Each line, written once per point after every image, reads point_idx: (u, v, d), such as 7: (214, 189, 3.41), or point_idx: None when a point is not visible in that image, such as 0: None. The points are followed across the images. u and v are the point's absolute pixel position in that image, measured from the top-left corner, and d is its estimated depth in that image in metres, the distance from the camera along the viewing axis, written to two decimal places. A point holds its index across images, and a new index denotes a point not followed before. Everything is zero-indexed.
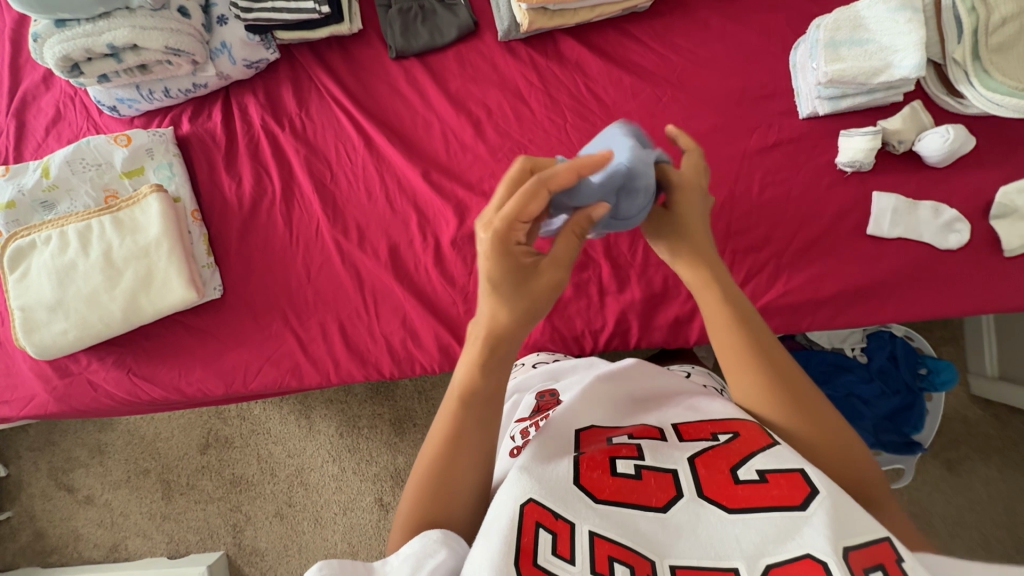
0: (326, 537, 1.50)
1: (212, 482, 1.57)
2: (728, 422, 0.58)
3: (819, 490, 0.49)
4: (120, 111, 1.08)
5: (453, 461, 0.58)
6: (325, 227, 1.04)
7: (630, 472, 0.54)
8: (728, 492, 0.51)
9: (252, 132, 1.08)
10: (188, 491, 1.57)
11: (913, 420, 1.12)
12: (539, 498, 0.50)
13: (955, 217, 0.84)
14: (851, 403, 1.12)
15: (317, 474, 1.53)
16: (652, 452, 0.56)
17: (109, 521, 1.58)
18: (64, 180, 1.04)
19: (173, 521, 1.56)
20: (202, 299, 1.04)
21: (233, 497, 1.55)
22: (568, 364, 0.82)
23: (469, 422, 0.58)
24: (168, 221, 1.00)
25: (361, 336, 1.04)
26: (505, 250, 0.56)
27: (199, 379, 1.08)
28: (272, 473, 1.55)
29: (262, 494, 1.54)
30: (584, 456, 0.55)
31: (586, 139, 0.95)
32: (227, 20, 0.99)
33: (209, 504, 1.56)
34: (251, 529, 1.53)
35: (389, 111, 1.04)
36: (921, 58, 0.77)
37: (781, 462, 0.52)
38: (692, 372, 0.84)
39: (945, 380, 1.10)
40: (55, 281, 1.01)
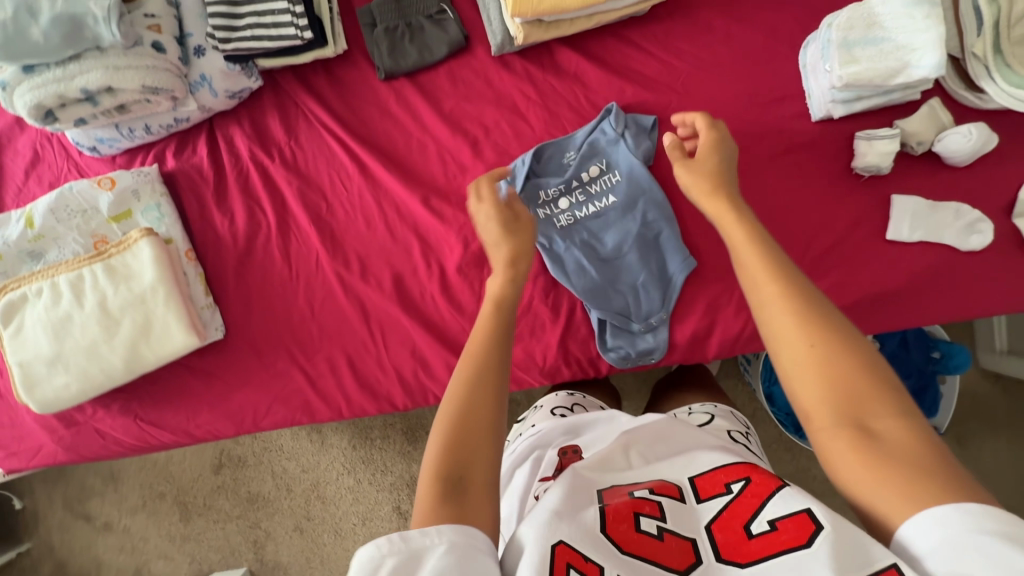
0: (347, 547, 1.50)
1: (229, 502, 1.56)
2: (737, 468, 0.57)
3: (824, 526, 0.47)
4: (100, 151, 1.04)
5: (472, 429, 0.56)
6: (325, 260, 1.01)
7: (651, 532, 0.52)
8: (742, 549, 0.49)
9: (241, 164, 1.03)
10: (206, 512, 1.57)
11: (926, 405, 1.16)
12: (569, 539, 0.50)
13: (977, 218, 0.82)
14: None
15: (333, 487, 1.52)
16: (673, 513, 0.53)
17: (130, 546, 1.58)
18: (50, 229, 1.00)
19: (194, 542, 1.56)
20: (204, 342, 1.01)
21: (250, 514, 1.55)
22: (589, 418, 0.82)
23: (483, 374, 0.59)
24: (162, 266, 0.97)
25: (370, 369, 1.02)
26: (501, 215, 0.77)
27: (209, 422, 1.07)
28: (288, 489, 1.54)
29: (280, 509, 1.54)
30: (609, 508, 0.54)
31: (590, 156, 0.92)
32: (204, 50, 0.93)
33: (228, 523, 1.56)
34: (272, 545, 1.53)
35: (381, 135, 0.99)
36: (941, 57, 0.71)
37: (790, 506, 0.50)
38: (715, 417, 0.81)
39: (959, 365, 1.10)
40: (51, 335, 0.97)
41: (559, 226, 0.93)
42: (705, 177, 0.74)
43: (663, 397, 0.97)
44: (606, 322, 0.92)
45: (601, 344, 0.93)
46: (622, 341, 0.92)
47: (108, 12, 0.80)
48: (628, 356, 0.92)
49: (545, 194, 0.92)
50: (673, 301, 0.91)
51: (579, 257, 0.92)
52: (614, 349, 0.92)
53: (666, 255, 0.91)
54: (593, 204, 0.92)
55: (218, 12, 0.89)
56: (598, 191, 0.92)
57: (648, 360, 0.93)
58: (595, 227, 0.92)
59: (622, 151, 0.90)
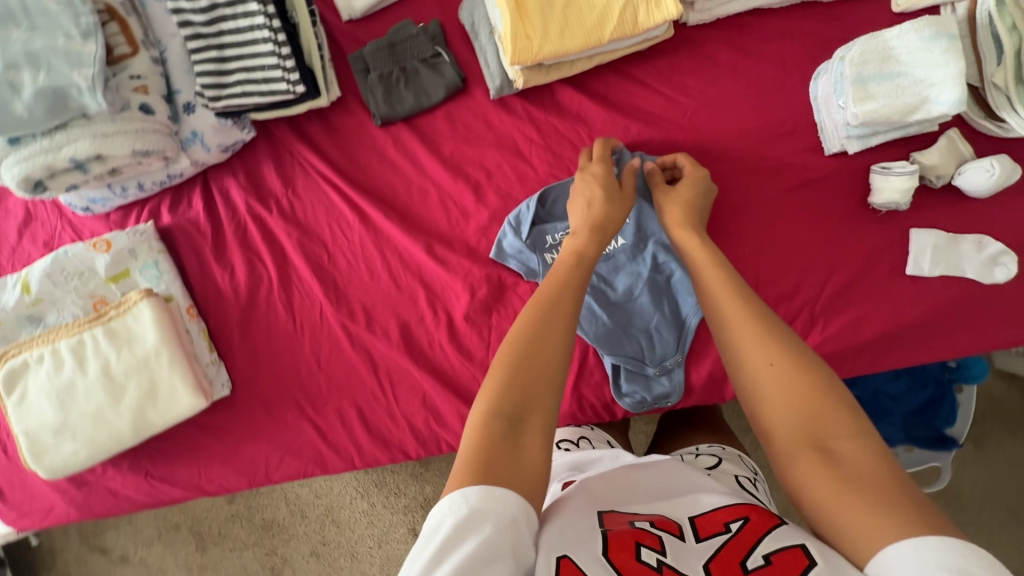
0: (364, 570, 1.50)
1: (244, 529, 1.56)
2: (736, 509, 0.54)
3: (818, 562, 0.45)
4: (93, 210, 1.02)
5: (528, 372, 0.57)
6: (329, 311, 0.99)
7: (650, 563, 0.48)
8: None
9: (238, 217, 1.01)
10: (221, 540, 1.56)
11: (943, 413, 1.13)
12: (573, 555, 0.48)
13: (1000, 251, 0.79)
14: (880, 400, 1.14)
15: (347, 512, 1.52)
16: (673, 548, 0.50)
17: None
18: (48, 293, 0.98)
19: (211, 571, 1.56)
20: (211, 400, 1.00)
21: (266, 541, 1.54)
22: (594, 455, 0.77)
23: (552, 323, 0.61)
24: (164, 327, 0.95)
25: (381, 420, 0.99)
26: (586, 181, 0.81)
27: (220, 477, 1.05)
28: (303, 515, 1.54)
29: (296, 535, 1.53)
30: (610, 535, 0.51)
31: None
32: (194, 107, 0.90)
33: (244, 550, 1.55)
34: (289, 571, 1.52)
35: (381, 182, 0.97)
36: (961, 93, 0.69)
37: (784, 540, 0.48)
38: (722, 461, 0.78)
39: (976, 374, 1.10)
40: (56, 403, 0.96)
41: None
42: (678, 209, 0.77)
43: (672, 436, 0.94)
44: (621, 366, 0.90)
45: (616, 389, 0.90)
46: (637, 385, 0.90)
47: (93, 83, 0.77)
48: (644, 401, 0.90)
49: (552, 239, 0.90)
50: (687, 343, 0.89)
51: (590, 302, 0.90)
52: (629, 395, 0.90)
53: (679, 298, 0.90)
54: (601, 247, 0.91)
55: (204, 69, 0.86)
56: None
57: (665, 404, 0.91)
58: (605, 270, 0.91)
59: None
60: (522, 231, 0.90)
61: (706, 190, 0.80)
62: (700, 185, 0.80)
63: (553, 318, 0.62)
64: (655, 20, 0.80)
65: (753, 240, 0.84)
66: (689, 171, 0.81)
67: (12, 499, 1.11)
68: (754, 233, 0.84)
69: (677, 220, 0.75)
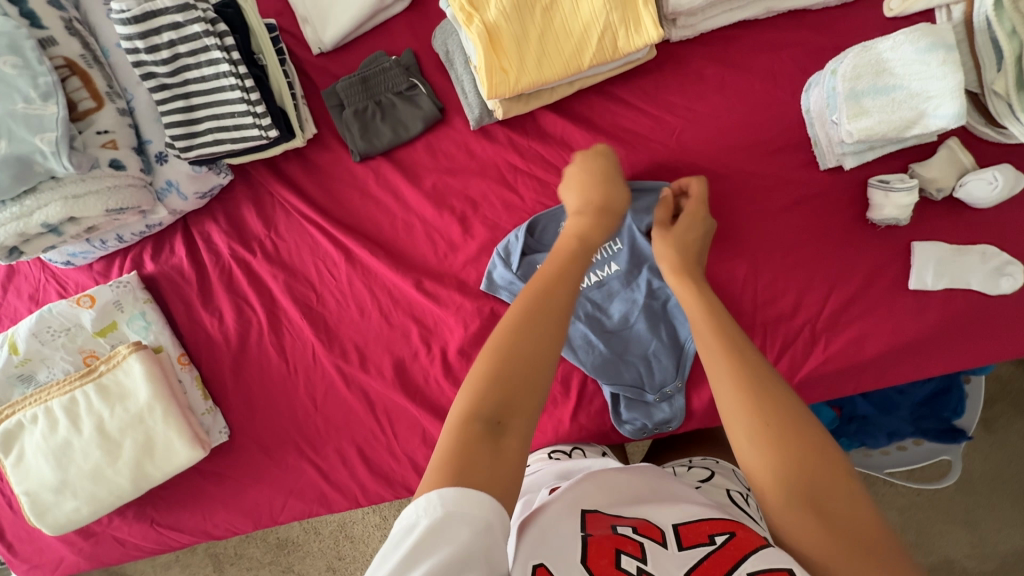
0: None
1: (259, 549, 1.57)
2: (722, 522, 0.54)
3: None
4: (75, 263, 1.00)
5: (511, 373, 0.54)
6: (322, 352, 0.97)
7: (631, 570, 0.49)
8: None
9: (222, 261, 0.99)
10: (237, 561, 1.58)
11: (952, 404, 1.12)
12: (550, 563, 0.50)
13: (1006, 261, 0.76)
14: (888, 394, 1.12)
15: (360, 527, 1.52)
16: (655, 554, 0.51)
17: None
18: (36, 352, 0.97)
19: None
20: (210, 448, 0.99)
21: (282, 559, 1.55)
22: (582, 463, 0.78)
23: (537, 318, 0.58)
24: (155, 380, 0.93)
25: (382, 458, 0.98)
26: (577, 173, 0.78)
27: (225, 521, 1.04)
28: (316, 531, 1.54)
29: (310, 552, 1.54)
30: (591, 541, 0.52)
31: None
32: (166, 156, 0.88)
33: (261, 570, 1.56)
34: None
35: (364, 218, 0.94)
36: (960, 107, 0.66)
37: (770, 562, 0.48)
38: (715, 474, 0.76)
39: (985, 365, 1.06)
40: (53, 463, 0.95)
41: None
42: (675, 254, 0.73)
43: (670, 442, 0.93)
44: (619, 394, 0.88)
45: (615, 416, 0.88)
46: (637, 412, 0.88)
47: (57, 147, 0.75)
48: (645, 428, 0.87)
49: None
50: (687, 367, 0.86)
51: (584, 329, 0.88)
52: (629, 422, 0.87)
53: (676, 322, 0.87)
54: (596, 271, 0.89)
55: (173, 120, 0.83)
56: (600, 259, 0.88)
57: (666, 429, 0.88)
58: (599, 296, 0.89)
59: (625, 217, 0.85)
60: (512, 259, 0.87)
61: (705, 229, 0.77)
62: (698, 229, 0.76)
63: (539, 315, 0.59)
64: (635, 45, 0.77)
65: (748, 261, 0.82)
66: (693, 210, 0.77)
67: (21, 553, 1.11)
68: (750, 254, 0.82)
69: (674, 270, 0.71)
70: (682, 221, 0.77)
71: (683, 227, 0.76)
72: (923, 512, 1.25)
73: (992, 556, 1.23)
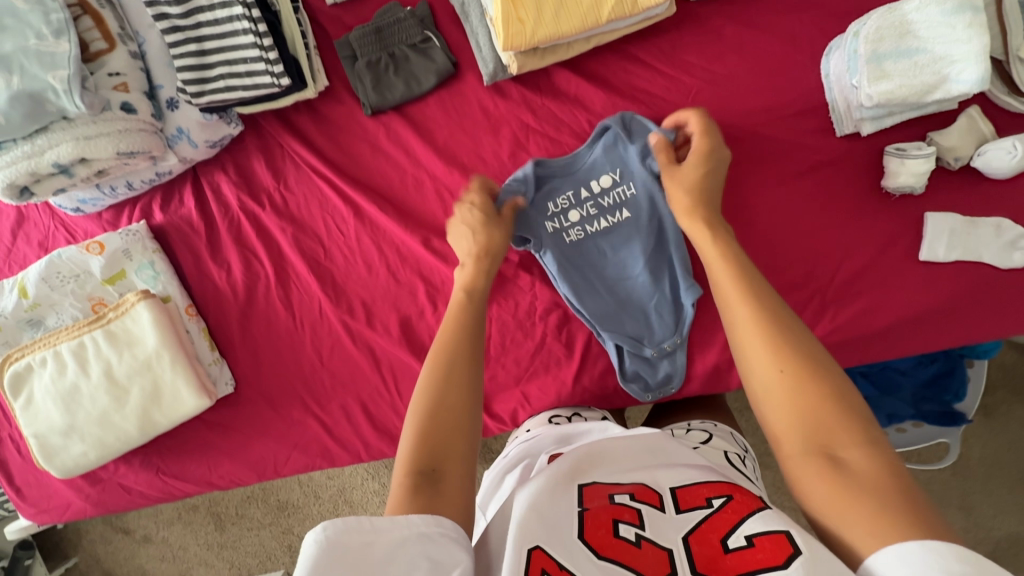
0: None
1: (260, 511, 1.60)
2: (719, 485, 0.56)
3: (801, 550, 0.45)
4: (84, 210, 1.00)
5: (440, 419, 0.59)
6: (328, 307, 0.98)
7: (629, 538, 0.51)
8: (718, 565, 0.47)
9: (230, 213, 0.99)
10: (239, 521, 1.62)
11: (954, 388, 1.11)
12: (546, 545, 0.49)
13: (1020, 235, 0.76)
14: (889, 375, 1.13)
15: (359, 493, 1.55)
16: (652, 521, 0.52)
17: (171, 556, 1.65)
18: (46, 297, 0.98)
19: (231, 549, 1.62)
20: (215, 399, 1.00)
21: (282, 521, 1.59)
22: (582, 426, 0.77)
23: (455, 366, 0.64)
24: (163, 329, 0.94)
25: (386, 415, 0.99)
26: (472, 225, 0.82)
27: (229, 472, 1.06)
28: (316, 496, 1.57)
29: (310, 515, 1.57)
30: (587, 514, 0.53)
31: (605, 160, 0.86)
32: (178, 102, 0.87)
33: (261, 530, 1.60)
34: None
35: (374, 173, 0.94)
36: (984, 72, 0.65)
37: (767, 525, 0.49)
38: (713, 436, 0.77)
39: (987, 349, 1.05)
40: (62, 407, 0.96)
41: (569, 240, 0.88)
42: (686, 195, 0.74)
43: (672, 405, 0.93)
44: (622, 348, 0.88)
45: (620, 371, 0.88)
46: (641, 367, 0.88)
47: (69, 85, 0.75)
48: (647, 386, 0.88)
49: (554, 207, 0.87)
50: (686, 326, 0.87)
51: (588, 273, 0.88)
52: (632, 379, 0.88)
53: (680, 278, 0.86)
54: (608, 217, 0.87)
55: (186, 64, 0.82)
56: (611, 204, 0.87)
57: (669, 389, 0.89)
58: (607, 243, 0.87)
59: (634, 158, 0.84)
60: (524, 196, 0.87)
61: (713, 168, 0.76)
62: (699, 167, 0.76)
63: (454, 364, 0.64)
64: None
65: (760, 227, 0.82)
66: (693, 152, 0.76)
67: (29, 498, 1.13)
68: (763, 219, 0.82)
69: (686, 209, 0.74)
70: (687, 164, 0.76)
71: (685, 170, 0.76)
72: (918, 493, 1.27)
73: (985, 540, 1.24)
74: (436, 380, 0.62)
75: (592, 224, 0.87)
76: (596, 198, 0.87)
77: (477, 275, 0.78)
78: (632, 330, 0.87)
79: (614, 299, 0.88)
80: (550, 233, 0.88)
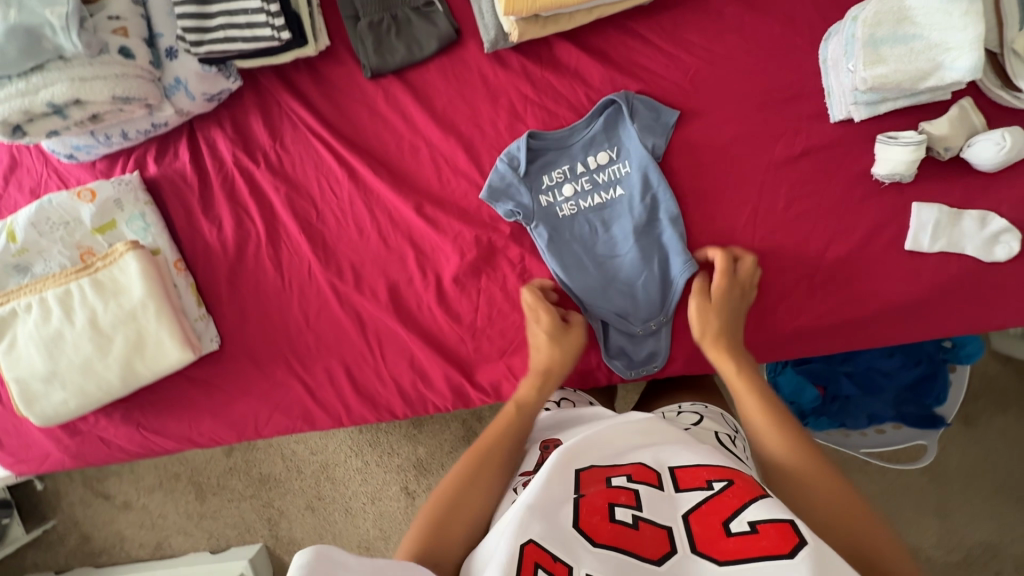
0: (358, 525, 1.54)
1: (241, 482, 1.60)
2: (723, 469, 0.56)
3: (806, 540, 0.46)
4: (78, 158, 0.99)
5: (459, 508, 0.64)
6: (318, 269, 0.98)
7: (626, 521, 0.52)
8: (718, 546, 0.49)
9: (225, 169, 0.99)
10: (220, 492, 1.62)
11: (935, 392, 1.13)
12: (539, 538, 0.50)
13: (1002, 228, 0.77)
14: (872, 376, 1.14)
15: (342, 469, 1.55)
16: (649, 502, 0.54)
17: (150, 522, 1.65)
18: (33, 243, 0.97)
19: (211, 519, 1.62)
20: (200, 354, 1.00)
21: (263, 494, 1.59)
22: (573, 414, 0.80)
23: (489, 461, 0.70)
24: (150, 280, 0.94)
25: (369, 379, 0.99)
26: (536, 342, 0.85)
27: (210, 430, 1.06)
28: (298, 470, 1.57)
29: (291, 489, 1.57)
30: (583, 500, 0.54)
31: (603, 134, 0.86)
32: (176, 52, 0.87)
33: (242, 502, 1.60)
34: (286, 522, 1.58)
35: (370, 136, 0.94)
36: (978, 60, 0.66)
37: (771, 512, 0.49)
38: (704, 418, 0.78)
39: (969, 354, 1.09)
40: (45, 352, 0.96)
41: (561, 215, 0.88)
42: (718, 321, 0.78)
43: (662, 389, 0.94)
44: (608, 325, 0.88)
45: (605, 346, 0.89)
46: (625, 344, 0.89)
47: (66, 23, 0.75)
48: (630, 363, 0.89)
49: (549, 180, 0.88)
50: (674, 304, 0.86)
51: (578, 249, 0.88)
52: (615, 356, 0.89)
53: (670, 256, 0.85)
54: (601, 193, 0.87)
55: (186, 13, 0.83)
56: (605, 180, 0.87)
57: (652, 367, 0.89)
58: (599, 219, 0.87)
59: (632, 135, 0.84)
60: (519, 167, 0.88)
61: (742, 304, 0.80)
62: (729, 304, 0.79)
63: (491, 473, 0.69)
64: None
65: (750, 209, 0.83)
66: (725, 285, 0.79)
67: (7, 447, 1.13)
68: (753, 201, 0.82)
69: (709, 336, 0.77)
70: (716, 295, 0.79)
71: (713, 307, 0.79)
72: (894, 495, 1.28)
73: (958, 546, 1.26)
74: (471, 472, 0.68)
75: (585, 199, 0.87)
76: (591, 173, 0.87)
77: (526, 389, 0.81)
78: (618, 306, 0.87)
79: (600, 276, 0.87)
80: (542, 206, 0.88)
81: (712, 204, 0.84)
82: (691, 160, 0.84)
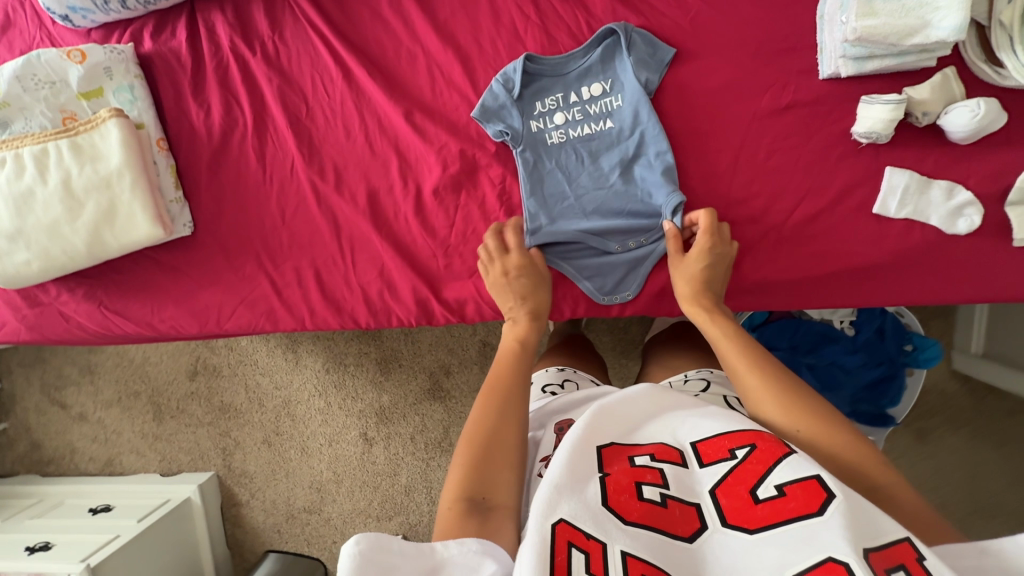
0: (312, 465, 1.53)
1: (201, 408, 1.59)
2: (743, 433, 0.55)
3: (835, 494, 0.47)
4: (74, 21, 0.98)
5: (496, 445, 0.64)
6: (300, 165, 0.97)
7: (655, 499, 0.52)
8: (748, 514, 0.48)
9: (220, 54, 0.98)
10: (178, 415, 1.60)
11: (891, 393, 1.11)
12: (570, 517, 0.49)
13: (968, 201, 0.78)
14: (833, 371, 1.13)
15: (304, 407, 1.53)
16: (676, 479, 0.53)
17: (103, 437, 1.64)
18: (16, 98, 0.96)
19: (165, 441, 1.61)
20: (171, 237, 0.99)
21: (221, 422, 1.58)
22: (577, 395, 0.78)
23: (503, 394, 0.70)
24: (129, 150, 0.93)
25: (337, 284, 0.99)
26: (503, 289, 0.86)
27: (172, 318, 1.05)
28: (260, 403, 1.55)
29: (250, 421, 1.56)
30: (609, 479, 0.53)
31: (599, 64, 0.87)
32: None
33: (199, 428, 1.59)
34: (240, 454, 1.57)
35: (371, 40, 0.94)
36: (964, 20, 0.69)
37: (797, 472, 0.49)
38: (710, 384, 0.81)
39: (929, 358, 1.10)
40: (13, 210, 0.95)
41: (549, 141, 0.89)
42: (687, 285, 0.79)
43: (660, 358, 0.98)
44: (582, 251, 0.89)
45: (576, 271, 0.90)
46: (596, 272, 0.89)
47: None
48: (600, 289, 0.90)
49: (541, 106, 0.89)
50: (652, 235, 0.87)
51: (563, 176, 0.89)
52: (587, 281, 0.89)
53: (650, 189, 0.86)
54: (591, 124, 0.88)
55: None
56: (597, 112, 0.88)
57: (620, 297, 0.90)
58: (586, 149, 0.88)
59: (627, 69, 0.85)
60: (513, 89, 0.89)
61: (720, 259, 0.81)
62: (705, 261, 0.80)
63: (508, 403, 0.68)
64: None
65: (731, 155, 0.84)
66: (703, 244, 0.80)
67: None
68: (734, 147, 0.84)
69: (686, 296, 0.79)
70: (692, 257, 0.80)
71: (692, 269, 0.80)
72: None
73: None
74: (493, 407, 0.68)
75: (576, 129, 0.88)
76: (583, 102, 0.88)
77: (523, 327, 0.82)
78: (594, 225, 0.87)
79: (581, 202, 0.88)
80: (532, 131, 0.89)
81: (697, 147, 0.85)
82: (681, 100, 0.85)
